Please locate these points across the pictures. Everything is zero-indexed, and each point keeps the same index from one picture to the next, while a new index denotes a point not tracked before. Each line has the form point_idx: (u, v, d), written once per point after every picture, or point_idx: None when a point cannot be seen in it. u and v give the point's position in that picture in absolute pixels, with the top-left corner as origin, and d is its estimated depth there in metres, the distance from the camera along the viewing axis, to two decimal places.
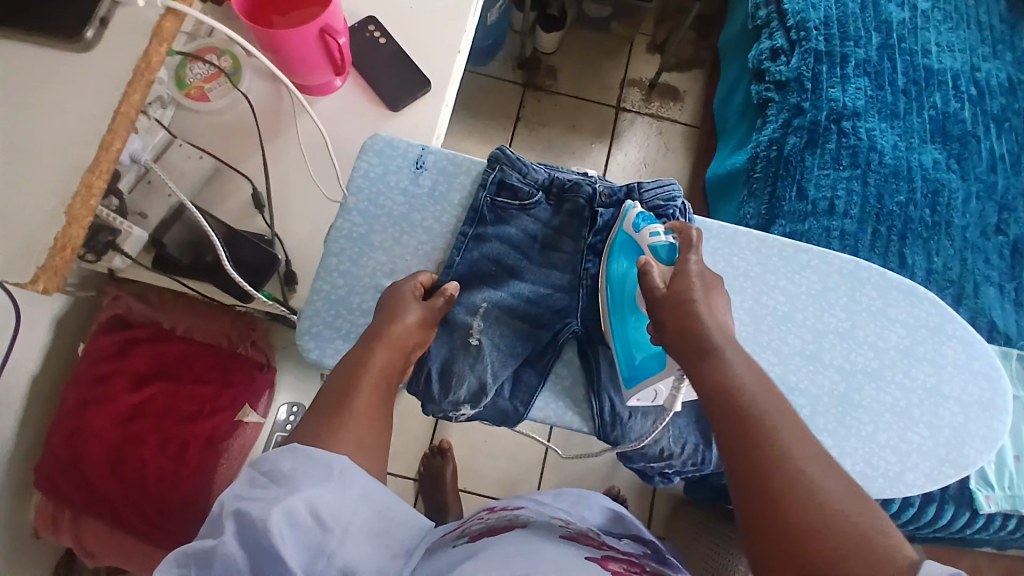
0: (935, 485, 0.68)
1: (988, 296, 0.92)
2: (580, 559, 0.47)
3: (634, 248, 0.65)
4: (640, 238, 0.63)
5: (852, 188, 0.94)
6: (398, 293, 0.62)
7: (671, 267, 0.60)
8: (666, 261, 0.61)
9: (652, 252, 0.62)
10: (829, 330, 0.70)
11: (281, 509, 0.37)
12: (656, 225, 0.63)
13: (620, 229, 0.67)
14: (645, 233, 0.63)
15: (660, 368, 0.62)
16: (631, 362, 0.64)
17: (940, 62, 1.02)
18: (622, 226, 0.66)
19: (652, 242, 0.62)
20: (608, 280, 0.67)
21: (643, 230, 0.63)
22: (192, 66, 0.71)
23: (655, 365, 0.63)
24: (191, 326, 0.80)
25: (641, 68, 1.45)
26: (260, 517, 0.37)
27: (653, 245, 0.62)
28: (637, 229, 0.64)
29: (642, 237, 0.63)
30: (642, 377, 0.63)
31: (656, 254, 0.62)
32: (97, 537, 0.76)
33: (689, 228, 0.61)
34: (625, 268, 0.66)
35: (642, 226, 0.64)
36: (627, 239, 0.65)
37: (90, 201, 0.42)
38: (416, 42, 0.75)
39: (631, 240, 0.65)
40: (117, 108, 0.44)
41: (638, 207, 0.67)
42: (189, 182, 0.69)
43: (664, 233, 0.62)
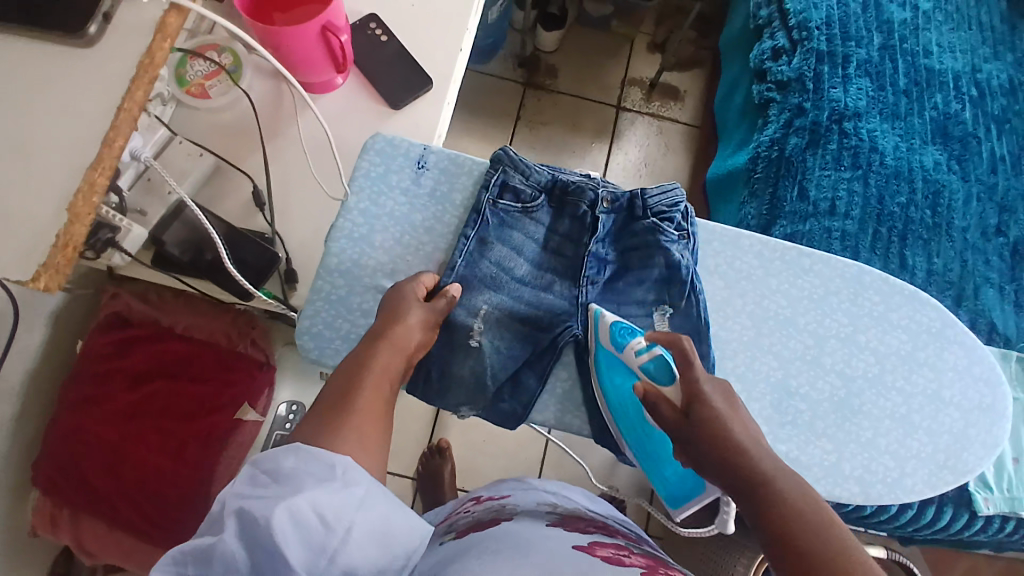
0: (934, 492, 0.68)
1: (988, 298, 0.92)
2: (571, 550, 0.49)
3: (624, 368, 0.65)
4: (625, 359, 0.63)
5: (853, 189, 0.94)
6: (400, 295, 0.62)
7: (671, 386, 0.60)
8: (665, 379, 0.61)
9: (645, 374, 0.62)
10: (830, 335, 0.70)
11: (285, 508, 0.37)
12: (637, 341, 0.62)
13: (597, 343, 0.66)
14: (630, 353, 0.62)
15: (695, 485, 0.65)
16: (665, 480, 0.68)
17: (941, 63, 1.02)
18: (601, 343, 0.66)
19: (641, 364, 0.61)
20: (609, 402, 0.66)
21: (625, 351, 0.62)
22: (192, 63, 0.71)
23: (688, 481, 0.66)
24: (190, 325, 0.79)
25: (642, 68, 1.44)
26: (263, 517, 0.37)
27: (643, 367, 0.61)
28: (619, 348, 0.63)
29: (629, 359, 0.62)
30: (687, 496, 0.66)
31: (650, 375, 0.61)
32: (96, 537, 0.76)
33: (676, 340, 0.59)
34: (622, 384, 0.66)
35: (623, 345, 0.63)
36: (612, 356, 0.65)
37: (92, 198, 0.42)
38: (418, 40, 0.75)
39: (617, 360, 0.65)
40: (120, 105, 0.44)
41: (605, 313, 0.66)
42: (191, 180, 0.68)
43: (647, 348, 0.61)
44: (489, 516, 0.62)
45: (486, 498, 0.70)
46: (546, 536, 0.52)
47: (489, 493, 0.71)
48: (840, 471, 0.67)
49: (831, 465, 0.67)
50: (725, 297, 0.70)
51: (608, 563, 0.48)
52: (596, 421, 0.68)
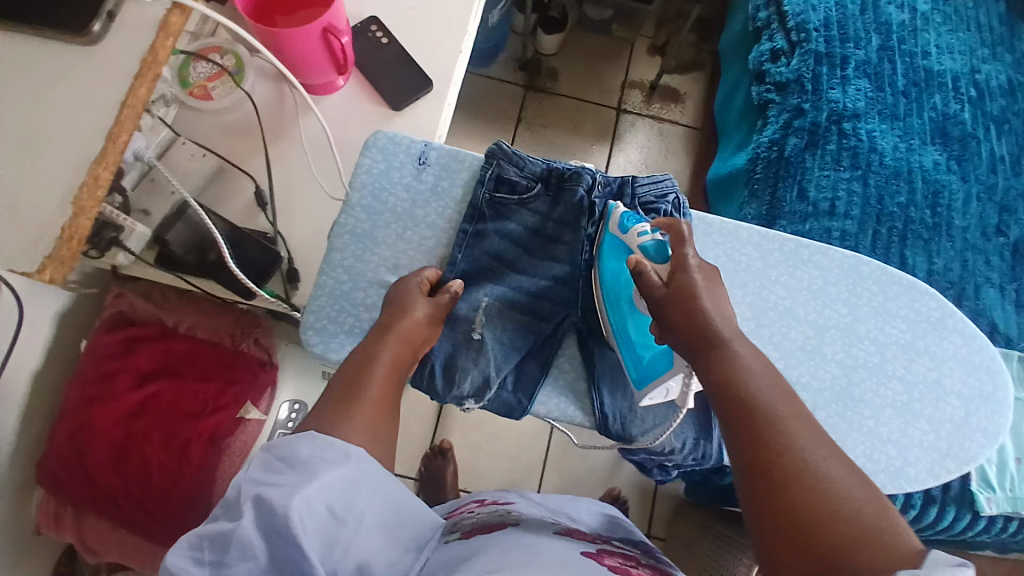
0: (936, 481, 0.68)
1: (989, 297, 0.92)
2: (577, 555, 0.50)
3: (623, 249, 0.66)
4: (628, 238, 0.65)
5: (852, 189, 0.95)
6: (404, 289, 0.63)
7: (665, 264, 0.62)
8: (658, 259, 0.63)
9: (641, 252, 0.64)
10: (830, 325, 0.71)
11: (301, 497, 0.38)
12: (643, 224, 0.65)
13: (604, 231, 0.68)
14: (633, 233, 0.64)
15: (669, 365, 0.62)
16: (637, 361, 0.65)
17: (940, 64, 1.03)
18: (608, 227, 0.68)
19: (640, 243, 0.64)
20: (604, 282, 0.66)
21: (630, 231, 0.65)
22: (195, 65, 0.72)
23: (663, 363, 0.63)
24: (195, 323, 0.80)
25: (643, 71, 1.45)
26: (281, 506, 0.37)
27: (642, 245, 0.64)
28: (625, 229, 0.66)
29: (630, 238, 0.65)
30: (651, 376, 0.63)
31: (647, 253, 0.63)
32: (99, 536, 0.77)
33: (677, 223, 0.63)
34: (616, 268, 0.67)
35: (629, 226, 0.65)
36: (616, 240, 0.67)
37: (96, 192, 0.43)
38: (418, 42, 0.76)
39: (618, 242, 0.67)
40: (124, 102, 0.44)
41: (620, 206, 0.68)
42: (193, 181, 0.70)
43: (652, 232, 0.64)
44: (494, 521, 0.62)
45: (489, 501, 0.70)
46: (556, 541, 0.53)
47: (493, 497, 0.71)
48: None
49: None
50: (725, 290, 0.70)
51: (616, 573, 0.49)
52: (602, 412, 0.67)
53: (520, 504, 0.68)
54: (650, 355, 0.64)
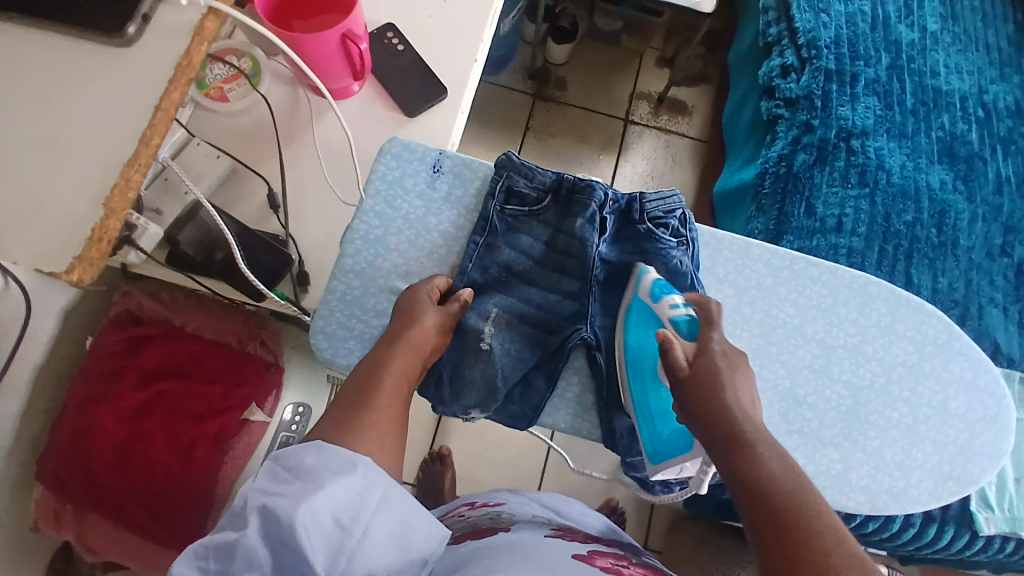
0: (938, 502, 0.69)
1: (993, 318, 0.92)
2: (570, 557, 0.50)
3: (652, 317, 0.67)
4: (659, 309, 0.64)
5: (860, 207, 0.95)
6: (415, 296, 0.63)
7: (693, 343, 0.62)
8: (687, 336, 0.63)
9: (672, 326, 0.63)
10: (838, 344, 0.71)
11: (307, 507, 0.38)
12: (676, 297, 0.64)
13: (632, 297, 0.68)
14: (664, 305, 0.64)
15: (686, 447, 0.63)
16: (655, 435, 0.65)
17: (949, 84, 1.04)
18: (636, 292, 0.68)
19: (672, 316, 0.64)
20: (627, 351, 0.67)
21: (662, 302, 0.64)
22: (211, 67, 0.72)
23: (680, 443, 0.64)
24: (202, 325, 0.80)
25: (651, 82, 1.46)
26: (288, 516, 0.37)
27: (674, 318, 0.63)
28: (654, 299, 0.65)
29: (662, 309, 0.64)
30: (667, 454, 0.64)
31: (677, 328, 0.63)
32: (101, 536, 0.77)
33: (708, 304, 0.64)
34: (644, 336, 0.67)
35: (659, 297, 0.65)
36: (645, 307, 0.66)
37: (127, 192, 0.43)
38: (436, 50, 0.77)
39: (648, 309, 0.67)
40: (158, 104, 0.44)
41: (651, 272, 0.68)
42: (207, 182, 0.70)
43: (684, 306, 0.64)
44: (485, 525, 0.63)
45: (481, 504, 0.71)
46: (550, 545, 0.53)
47: (484, 499, 0.72)
48: (846, 480, 0.67)
49: (837, 474, 0.68)
50: (735, 306, 0.71)
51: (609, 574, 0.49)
52: (607, 427, 0.67)
53: (511, 505, 0.68)
54: (667, 431, 0.65)
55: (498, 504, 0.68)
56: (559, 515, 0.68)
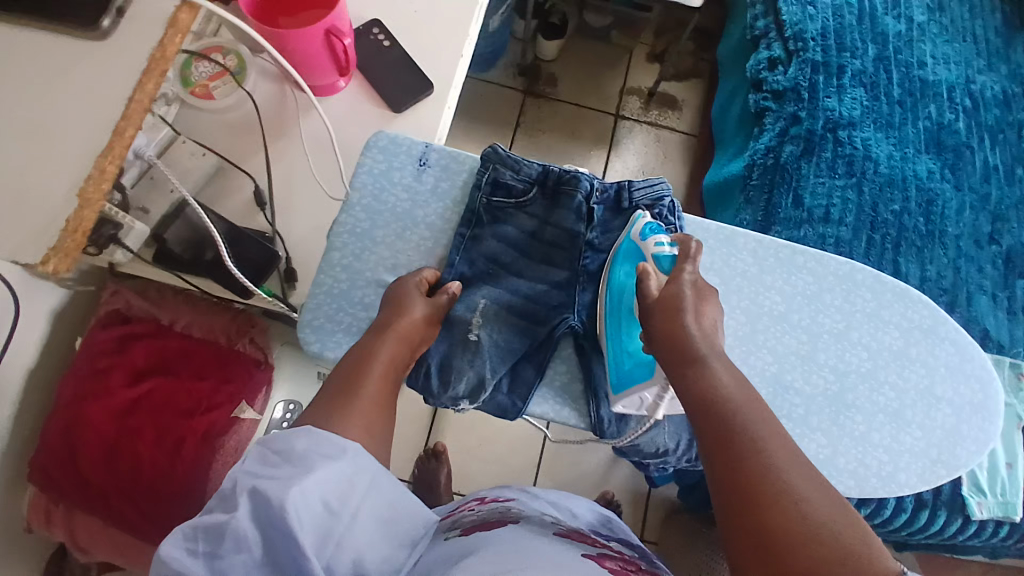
0: (927, 486, 0.69)
1: (981, 305, 0.93)
2: (576, 558, 0.50)
3: (638, 254, 0.67)
4: (644, 246, 0.65)
5: (847, 196, 0.95)
6: (403, 288, 0.63)
7: (667, 277, 0.63)
8: (665, 272, 0.64)
9: (653, 261, 0.64)
10: (825, 331, 0.71)
11: (298, 490, 0.38)
12: (662, 236, 0.65)
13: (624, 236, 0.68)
14: (650, 242, 0.65)
15: (649, 376, 0.64)
16: (621, 365, 0.66)
17: (935, 74, 1.04)
18: (629, 232, 0.68)
19: (655, 252, 0.64)
20: (608, 284, 0.68)
21: (648, 240, 0.65)
22: (197, 65, 0.72)
23: (643, 372, 0.65)
24: (191, 321, 0.81)
25: (640, 78, 1.46)
26: (278, 499, 0.38)
27: (656, 254, 0.64)
28: (642, 237, 0.66)
29: (647, 246, 0.65)
30: (630, 383, 0.65)
31: (658, 264, 0.64)
32: (90, 532, 0.77)
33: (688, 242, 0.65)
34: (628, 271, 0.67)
35: (647, 235, 0.65)
36: (632, 245, 0.67)
37: (102, 183, 0.43)
38: (421, 44, 0.77)
39: (635, 247, 0.67)
40: (131, 96, 0.44)
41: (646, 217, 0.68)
42: (193, 179, 0.70)
43: (669, 245, 0.65)
44: (494, 518, 0.62)
45: (490, 499, 0.70)
46: (555, 544, 0.53)
47: (494, 494, 0.71)
48: (835, 465, 0.68)
49: (826, 458, 0.68)
50: (723, 294, 0.71)
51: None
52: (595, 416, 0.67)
53: (521, 502, 0.67)
54: (633, 362, 0.66)
55: (507, 499, 0.68)
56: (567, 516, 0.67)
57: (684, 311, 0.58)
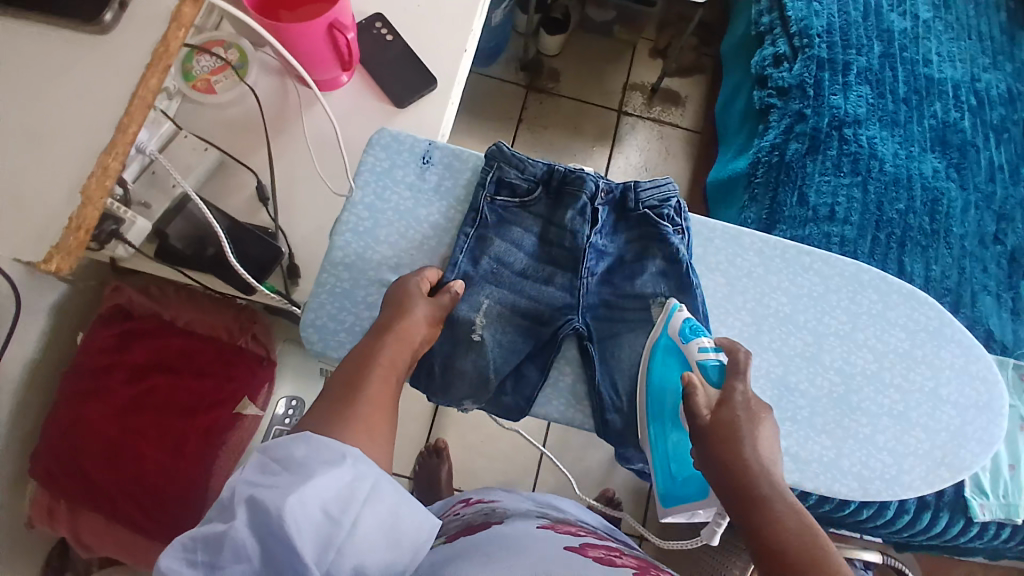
0: (931, 488, 0.69)
1: (986, 305, 0.92)
2: (561, 550, 0.50)
3: (680, 357, 0.64)
4: (688, 350, 0.63)
5: (852, 195, 0.95)
6: (405, 287, 0.63)
7: (718, 390, 0.60)
8: (715, 382, 0.61)
9: (699, 369, 0.61)
10: (829, 332, 0.71)
11: (296, 499, 0.38)
12: (706, 340, 0.62)
13: (659, 333, 0.66)
14: (692, 346, 0.62)
15: (701, 494, 0.62)
16: (670, 478, 0.64)
17: (941, 72, 1.03)
18: (665, 329, 0.66)
19: (701, 359, 0.62)
20: (649, 389, 0.65)
21: (691, 343, 0.63)
22: (198, 58, 0.72)
23: (695, 489, 0.63)
24: (192, 320, 0.79)
25: (643, 73, 1.46)
26: (276, 507, 0.37)
27: (702, 362, 0.61)
28: (684, 340, 0.63)
29: (691, 351, 0.62)
30: (681, 498, 0.63)
31: (705, 373, 0.61)
32: (94, 531, 0.76)
33: (739, 350, 0.61)
34: (670, 370, 0.65)
35: (689, 337, 0.63)
36: (672, 345, 0.65)
37: (105, 181, 0.42)
38: (425, 40, 0.76)
39: (676, 348, 0.64)
40: (135, 92, 0.43)
41: (683, 309, 0.66)
42: (195, 175, 0.69)
43: (714, 350, 0.62)
44: (478, 520, 0.63)
45: (474, 501, 0.71)
46: (540, 537, 0.52)
47: (478, 497, 0.72)
48: (839, 466, 0.68)
49: (829, 460, 0.68)
50: (726, 294, 0.70)
51: (602, 564, 0.48)
52: (600, 415, 0.67)
53: (505, 500, 0.69)
54: (682, 474, 0.64)
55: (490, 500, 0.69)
56: (554, 510, 0.69)
57: (743, 440, 0.54)
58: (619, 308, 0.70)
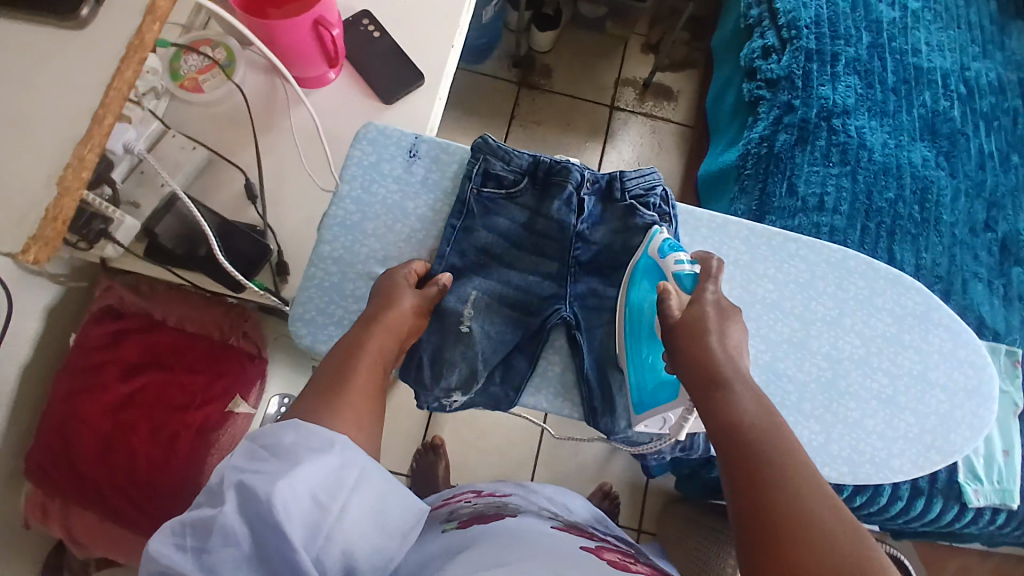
0: (920, 472, 0.69)
1: (977, 292, 0.93)
2: (578, 550, 0.50)
3: (657, 272, 0.65)
4: (664, 264, 0.63)
5: (841, 184, 0.95)
6: (393, 280, 0.63)
7: (690, 295, 0.61)
8: (688, 290, 0.62)
9: (674, 279, 0.63)
10: (817, 319, 0.71)
11: (286, 484, 0.38)
12: (682, 254, 0.63)
13: (643, 252, 0.67)
14: (669, 260, 0.63)
15: (672, 396, 0.62)
16: (642, 386, 0.65)
17: (930, 61, 1.04)
18: (647, 249, 0.66)
19: (675, 270, 0.62)
20: (628, 305, 0.67)
21: (668, 258, 0.63)
22: (186, 57, 0.72)
23: (666, 394, 0.63)
24: (183, 316, 0.81)
25: (635, 69, 1.46)
26: (265, 493, 0.37)
27: (677, 273, 0.62)
28: (661, 255, 0.64)
29: (667, 264, 0.63)
30: (651, 403, 0.64)
31: (679, 282, 0.62)
32: (86, 527, 0.77)
33: (711, 259, 0.63)
34: (648, 287, 0.66)
35: (666, 252, 0.64)
36: (652, 262, 0.65)
37: (82, 172, 0.40)
38: (411, 36, 0.76)
39: (654, 265, 0.65)
40: (110, 83, 0.42)
41: (664, 234, 0.66)
42: (183, 172, 0.69)
43: (690, 263, 0.63)
44: (490, 510, 0.63)
45: (486, 493, 0.71)
46: (554, 536, 0.52)
47: (490, 489, 0.72)
48: (828, 452, 0.68)
49: (819, 446, 0.68)
50: None
51: (615, 568, 0.48)
52: (589, 404, 0.67)
53: (517, 498, 0.68)
54: (655, 382, 0.64)
55: (502, 494, 0.69)
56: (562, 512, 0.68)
57: None
58: (607, 297, 0.69)
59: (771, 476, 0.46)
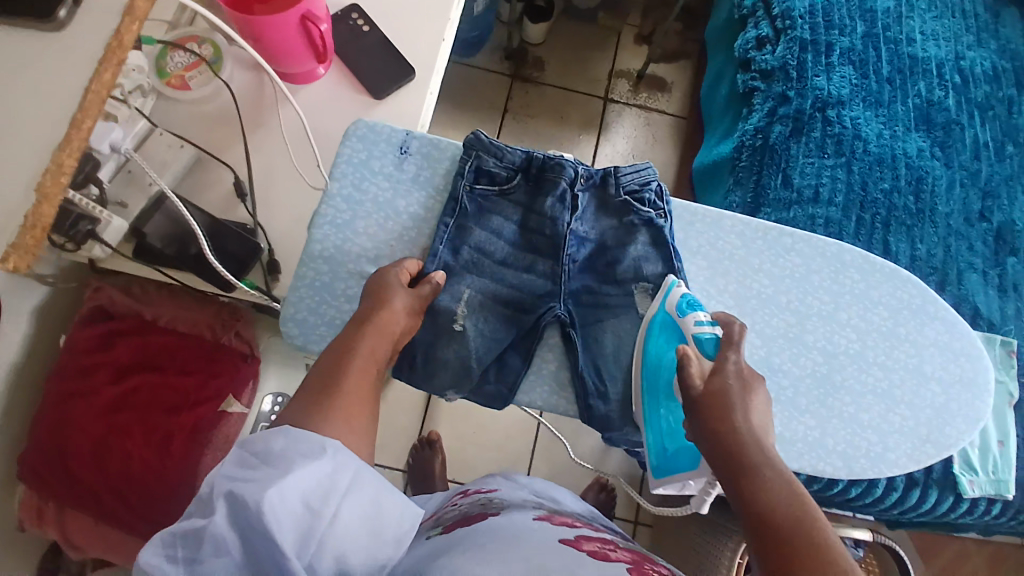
0: (917, 465, 0.69)
1: (972, 283, 0.93)
2: (556, 543, 0.49)
3: (676, 330, 0.65)
4: (684, 324, 0.64)
5: (836, 176, 0.95)
6: (385, 279, 0.62)
7: (712, 362, 0.62)
8: (709, 355, 0.63)
9: (695, 343, 0.63)
10: (812, 313, 0.71)
11: (276, 491, 0.38)
12: (702, 314, 0.64)
13: (658, 307, 0.66)
14: (690, 321, 0.64)
15: (693, 464, 0.64)
16: (662, 450, 0.66)
17: (925, 50, 1.03)
18: (664, 303, 0.66)
19: (697, 332, 0.63)
20: (645, 360, 0.66)
21: (688, 317, 0.64)
22: (172, 55, 0.71)
23: (686, 461, 0.65)
24: (175, 317, 0.79)
25: (629, 60, 1.45)
26: (255, 500, 0.37)
27: (698, 335, 0.63)
28: (681, 313, 0.64)
29: (687, 325, 0.64)
30: (672, 469, 0.65)
31: (700, 346, 0.63)
32: (82, 529, 0.76)
33: (732, 323, 0.63)
34: (665, 344, 0.66)
35: (686, 312, 0.64)
36: (669, 319, 0.65)
37: None
38: (401, 30, 0.75)
39: (673, 323, 0.66)
40: None
41: (681, 286, 0.66)
42: (172, 171, 0.68)
43: (710, 324, 0.64)
44: (475, 510, 0.63)
45: (473, 492, 0.71)
46: (534, 530, 0.52)
47: (476, 487, 0.72)
48: (823, 446, 0.68)
49: (814, 440, 0.68)
50: (708, 279, 0.70)
51: (596, 559, 0.46)
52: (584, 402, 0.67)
53: (503, 491, 0.68)
54: (675, 446, 0.66)
55: (490, 489, 0.69)
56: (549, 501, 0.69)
57: None
58: (602, 294, 0.69)
59: (802, 560, 0.45)
